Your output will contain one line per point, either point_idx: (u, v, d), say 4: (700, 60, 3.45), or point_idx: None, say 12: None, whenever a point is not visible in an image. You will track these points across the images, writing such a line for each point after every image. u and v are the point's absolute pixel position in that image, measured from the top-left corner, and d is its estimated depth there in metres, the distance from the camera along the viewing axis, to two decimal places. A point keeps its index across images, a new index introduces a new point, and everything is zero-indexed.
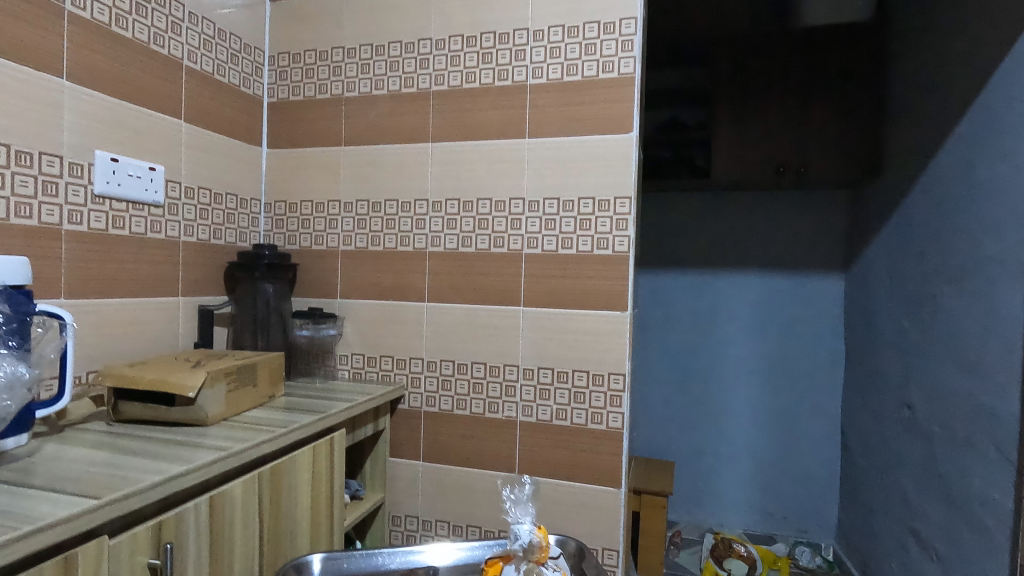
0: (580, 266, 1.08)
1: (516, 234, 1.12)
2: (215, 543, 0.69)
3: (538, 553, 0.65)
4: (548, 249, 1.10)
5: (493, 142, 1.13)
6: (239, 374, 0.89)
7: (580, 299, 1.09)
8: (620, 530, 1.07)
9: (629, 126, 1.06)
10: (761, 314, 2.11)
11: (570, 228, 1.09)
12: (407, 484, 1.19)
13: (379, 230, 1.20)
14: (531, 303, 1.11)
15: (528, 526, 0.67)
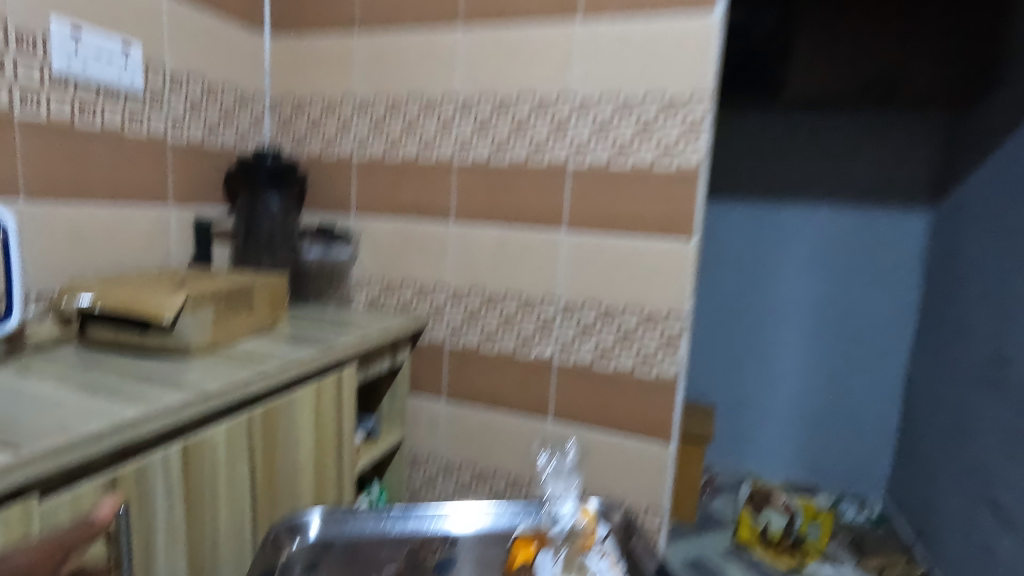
0: (638, 183, 0.89)
1: (560, 142, 0.93)
2: (191, 498, 0.58)
3: (581, 539, 0.56)
4: (600, 161, 0.91)
5: (537, 26, 0.92)
6: (231, 296, 0.76)
7: (635, 223, 0.90)
8: (666, 490, 0.94)
9: (713, 5, 0.82)
10: (829, 252, 1.87)
11: (628, 135, 0.89)
12: (429, 423, 1.08)
13: (398, 136, 1.02)
14: (576, 226, 0.94)
15: (569, 506, 0.58)
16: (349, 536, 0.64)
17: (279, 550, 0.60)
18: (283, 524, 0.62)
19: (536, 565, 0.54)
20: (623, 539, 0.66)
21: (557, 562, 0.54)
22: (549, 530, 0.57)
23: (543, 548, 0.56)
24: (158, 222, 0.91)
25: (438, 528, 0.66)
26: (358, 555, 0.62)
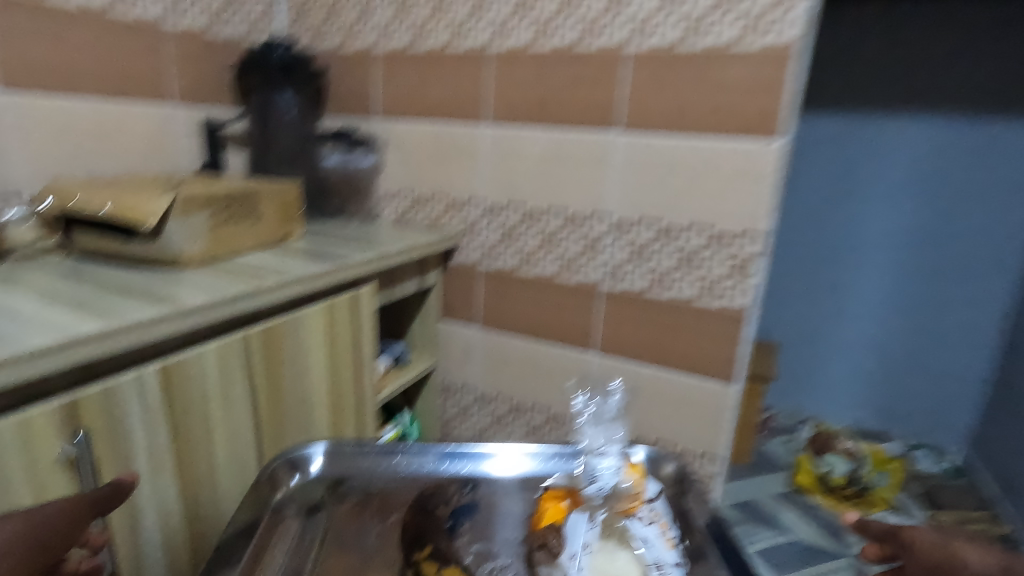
0: (714, 68, 0.71)
1: (617, 19, 0.75)
2: (177, 425, 0.51)
3: (625, 503, 0.46)
4: (666, 42, 0.73)
5: None
6: (232, 204, 0.67)
7: (707, 120, 0.73)
8: (728, 434, 0.82)
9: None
10: (936, 169, 1.57)
11: (704, 5, 0.70)
12: (463, 351, 0.99)
13: (426, 21, 0.87)
14: (634, 126, 0.78)
15: (610, 463, 0.48)
16: (361, 474, 0.58)
17: (277, 485, 0.54)
18: (284, 458, 0.56)
19: (567, 530, 0.46)
20: (676, 497, 0.56)
21: (593, 529, 0.46)
22: (583, 489, 0.47)
23: (575, 510, 0.47)
24: (163, 123, 0.82)
25: (461, 470, 0.58)
26: (367, 496, 0.55)
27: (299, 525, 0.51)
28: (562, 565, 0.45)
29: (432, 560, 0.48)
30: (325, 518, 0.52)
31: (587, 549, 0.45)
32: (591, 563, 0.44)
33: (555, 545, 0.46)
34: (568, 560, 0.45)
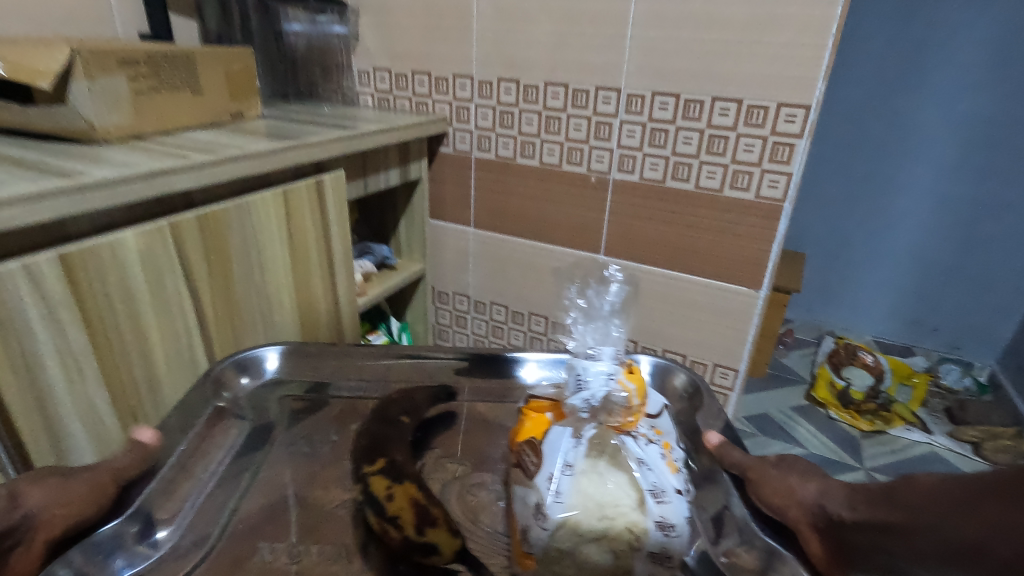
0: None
1: None
2: (93, 323, 0.43)
3: (620, 418, 0.38)
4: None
5: None
6: (158, 66, 0.55)
7: None
8: (747, 345, 0.74)
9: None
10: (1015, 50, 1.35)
11: None
12: (456, 255, 0.90)
13: None
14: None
15: (603, 368, 0.40)
16: (330, 381, 0.51)
17: (225, 389, 0.48)
18: (232, 360, 0.50)
19: (547, 446, 0.37)
20: (687, 411, 0.48)
21: (579, 447, 0.36)
22: (567, 400, 0.39)
23: (559, 424, 0.38)
24: None
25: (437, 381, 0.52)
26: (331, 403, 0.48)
27: (244, 433, 0.45)
28: (538, 486, 0.35)
29: (382, 473, 0.37)
30: (280, 425, 0.46)
31: (572, 467, 0.36)
32: (575, 486, 0.35)
33: (531, 465, 0.37)
34: (547, 481, 0.35)
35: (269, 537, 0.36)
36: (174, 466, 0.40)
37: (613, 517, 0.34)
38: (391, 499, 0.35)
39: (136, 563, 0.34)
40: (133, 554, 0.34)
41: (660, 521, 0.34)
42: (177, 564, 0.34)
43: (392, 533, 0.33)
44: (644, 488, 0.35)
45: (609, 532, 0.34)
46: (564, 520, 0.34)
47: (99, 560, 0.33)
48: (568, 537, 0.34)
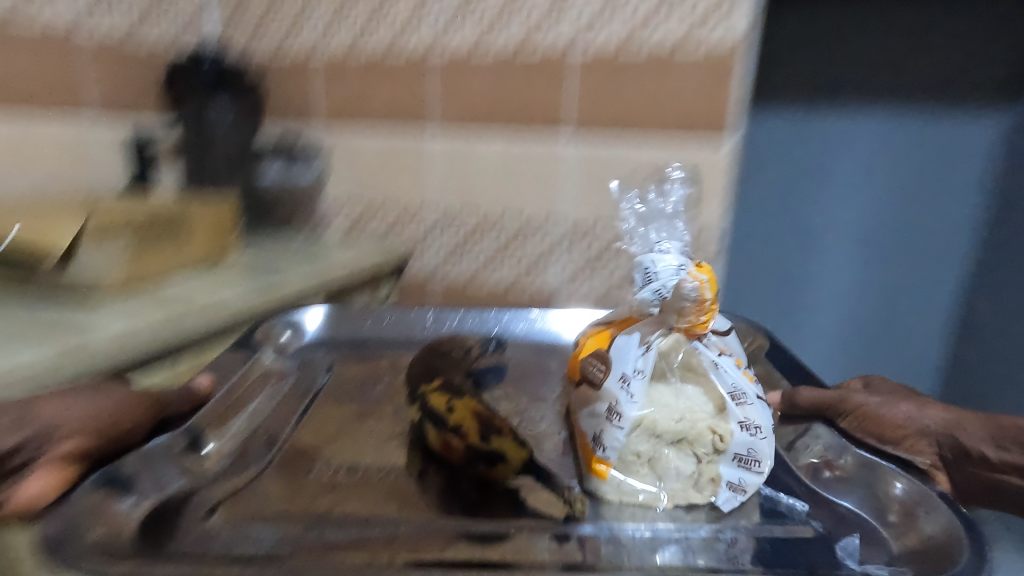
0: (664, 66, 0.72)
1: (558, 25, 0.74)
2: None
3: (691, 316, 0.42)
4: (613, 39, 0.73)
5: None
6: (156, 225, 0.63)
7: (659, 123, 0.75)
8: None
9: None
10: None
11: (647, 11, 0.70)
12: None
13: (364, 25, 0.83)
14: (582, 132, 0.77)
15: (670, 262, 0.43)
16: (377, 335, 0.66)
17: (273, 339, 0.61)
18: (284, 321, 0.63)
19: (614, 355, 0.44)
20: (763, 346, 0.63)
21: (647, 354, 0.43)
22: (638, 295, 0.44)
23: (622, 334, 0.45)
24: (83, 138, 0.76)
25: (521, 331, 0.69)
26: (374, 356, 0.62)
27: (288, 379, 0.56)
28: (608, 391, 0.42)
29: (443, 391, 0.46)
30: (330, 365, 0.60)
31: (640, 372, 0.42)
32: (642, 390, 0.42)
33: (602, 374, 0.43)
34: (619, 385, 0.42)
35: (325, 462, 0.44)
36: (222, 396, 0.49)
37: (691, 420, 0.41)
38: (452, 409, 0.44)
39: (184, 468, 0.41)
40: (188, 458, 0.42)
41: (743, 421, 0.42)
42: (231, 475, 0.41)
43: (455, 440, 0.42)
44: (724, 392, 0.43)
45: (687, 435, 0.41)
46: (637, 420, 0.41)
47: (151, 462, 0.40)
48: (645, 438, 0.41)
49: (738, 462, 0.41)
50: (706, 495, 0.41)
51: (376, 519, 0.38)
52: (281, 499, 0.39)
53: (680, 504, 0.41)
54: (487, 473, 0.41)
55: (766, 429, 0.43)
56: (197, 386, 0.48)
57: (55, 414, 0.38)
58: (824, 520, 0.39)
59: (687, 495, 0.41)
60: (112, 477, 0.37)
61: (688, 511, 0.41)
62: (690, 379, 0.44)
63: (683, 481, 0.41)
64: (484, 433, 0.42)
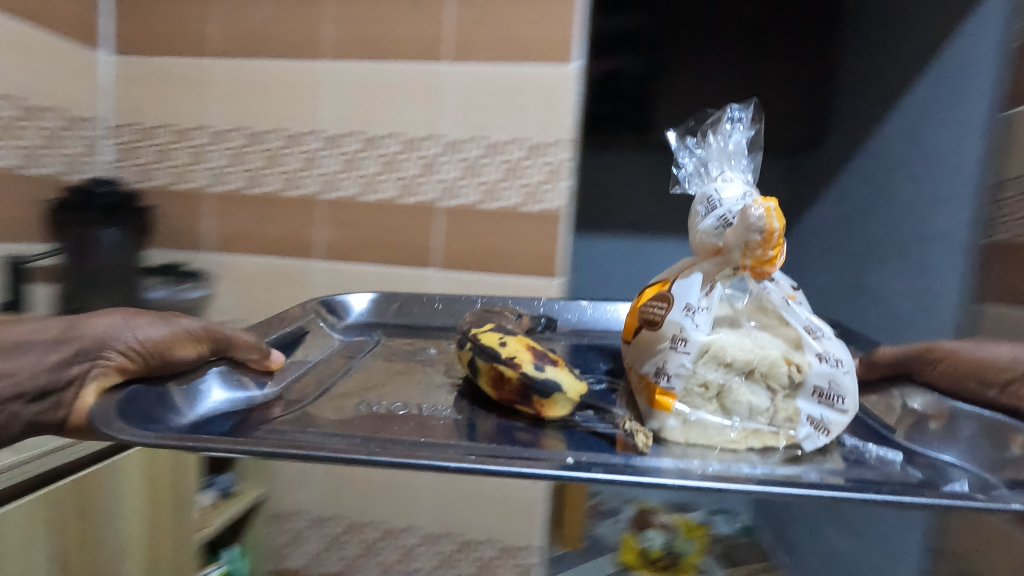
0: (516, 217, 0.89)
1: (429, 181, 0.91)
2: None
3: (758, 251, 0.40)
4: (470, 200, 0.90)
5: (405, 65, 0.89)
6: None
7: (510, 262, 0.90)
8: (537, 526, 0.95)
9: (572, 57, 0.84)
10: None
11: (497, 176, 0.89)
12: (291, 476, 1.02)
13: (260, 168, 0.95)
14: (452, 264, 0.92)
15: (735, 193, 0.44)
16: (412, 314, 0.70)
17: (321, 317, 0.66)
18: (323, 301, 0.68)
19: (678, 291, 0.44)
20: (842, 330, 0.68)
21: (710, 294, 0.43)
22: (703, 224, 0.44)
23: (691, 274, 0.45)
24: None
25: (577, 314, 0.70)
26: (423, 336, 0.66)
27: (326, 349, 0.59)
28: (676, 316, 0.43)
29: (502, 334, 0.47)
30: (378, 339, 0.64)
31: (706, 307, 0.43)
32: (707, 319, 0.42)
33: (660, 312, 0.44)
34: (684, 313, 0.43)
35: (372, 398, 0.47)
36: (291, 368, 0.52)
37: (763, 352, 0.41)
38: (505, 346, 0.45)
39: (240, 389, 0.46)
40: (230, 384, 0.46)
41: (821, 353, 0.41)
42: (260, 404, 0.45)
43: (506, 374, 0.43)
44: (800, 328, 0.42)
45: (757, 367, 0.41)
46: (706, 344, 0.41)
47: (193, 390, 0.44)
48: (715, 362, 0.41)
49: (818, 396, 0.40)
50: (789, 431, 0.40)
51: (437, 435, 0.40)
52: (314, 418, 0.42)
53: (756, 444, 0.40)
54: (538, 412, 0.43)
55: (848, 363, 0.42)
56: (262, 342, 0.50)
57: (109, 331, 0.41)
58: (921, 471, 0.38)
59: (761, 434, 0.40)
60: (144, 397, 0.40)
61: (766, 452, 0.39)
62: (763, 325, 0.43)
63: (766, 412, 0.40)
64: (536, 364, 0.43)
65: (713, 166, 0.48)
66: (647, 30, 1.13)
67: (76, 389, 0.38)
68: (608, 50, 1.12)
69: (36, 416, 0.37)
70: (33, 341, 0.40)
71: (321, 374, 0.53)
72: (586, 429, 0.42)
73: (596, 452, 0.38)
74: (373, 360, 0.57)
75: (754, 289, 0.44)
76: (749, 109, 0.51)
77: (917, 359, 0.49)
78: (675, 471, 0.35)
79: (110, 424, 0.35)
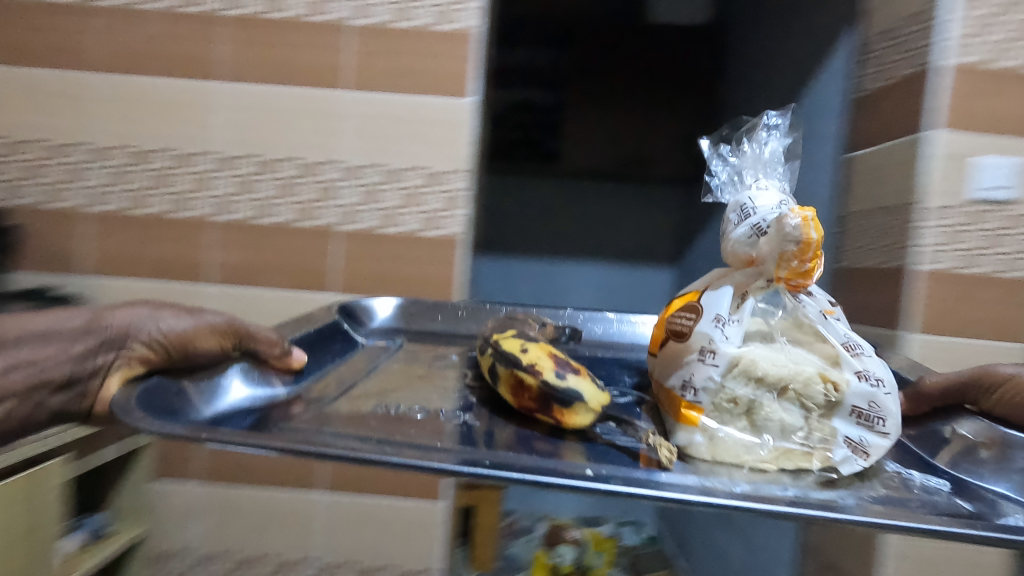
0: (415, 242, 0.92)
1: (327, 206, 0.91)
2: None
3: (789, 263, 0.41)
4: (368, 226, 0.91)
5: (304, 91, 0.90)
6: None
7: (409, 287, 0.93)
8: (438, 548, 0.94)
9: (467, 92, 0.89)
10: None
11: (396, 203, 0.91)
12: (178, 512, 0.96)
13: (147, 188, 0.91)
14: (351, 287, 0.93)
15: (770, 201, 0.44)
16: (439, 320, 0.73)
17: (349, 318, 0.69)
18: (352, 302, 0.70)
19: (706, 303, 0.45)
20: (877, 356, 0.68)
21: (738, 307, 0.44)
22: (737, 228, 0.45)
23: (720, 287, 0.46)
24: None
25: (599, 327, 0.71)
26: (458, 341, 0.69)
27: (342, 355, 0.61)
28: (705, 327, 0.43)
29: (531, 340, 0.47)
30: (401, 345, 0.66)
31: (735, 319, 0.43)
32: (739, 331, 0.43)
33: (688, 324, 0.45)
34: (713, 325, 0.43)
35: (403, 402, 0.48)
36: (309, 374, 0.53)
37: (798, 366, 0.41)
38: (527, 352, 0.44)
39: (263, 387, 0.47)
40: (253, 382, 0.47)
41: (862, 371, 0.41)
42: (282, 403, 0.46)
43: (528, 384, 0.43)
44: (839, 344, 0.43)
45: (790, 383, 0.41)
46: (734, 357, 0.41)
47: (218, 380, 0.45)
48: (744, 379, 0.41)
49: (858, 416, 0.41)
50: (824, 452, 0.40)
51: (450, 441, 0.41)
52: (346, 422, 0.43)
53: (789, 465, 0.40)
54: (558, 421, 0.42)
55: (888, 383, 0.42)
56: (284, 340, 0.51)
57: (135, 321, 0.44)
58: (972, 503, 0.40)
59: (793, 455, 0.40)
60: (163, 390, 0.41)
61: (797, 475, 0.40)
62: (796, 341, 0.44)
63: (802, 428, 0.41)
64: (559, 372, 0.43)
65: (748, 174, 0.49)
66: (555, 65, 1.19)
67: (104, 377, 0.42)
68: (517, 83, 1.19)
69: (60, 406, 0.42)
70: (60, 331, 0.44)
71: (342, 374, 0.55)
72: (607, 442, 0.42)
73: (618, 466, 0.39)
74: (393, 363, 0.59)
75: (788, 303, 0.45)
76: (786, 118, 0.52)
77: (970, 386, 0.49)
78: (699, 487, 0.35)
79: (132, 411, 0.35)
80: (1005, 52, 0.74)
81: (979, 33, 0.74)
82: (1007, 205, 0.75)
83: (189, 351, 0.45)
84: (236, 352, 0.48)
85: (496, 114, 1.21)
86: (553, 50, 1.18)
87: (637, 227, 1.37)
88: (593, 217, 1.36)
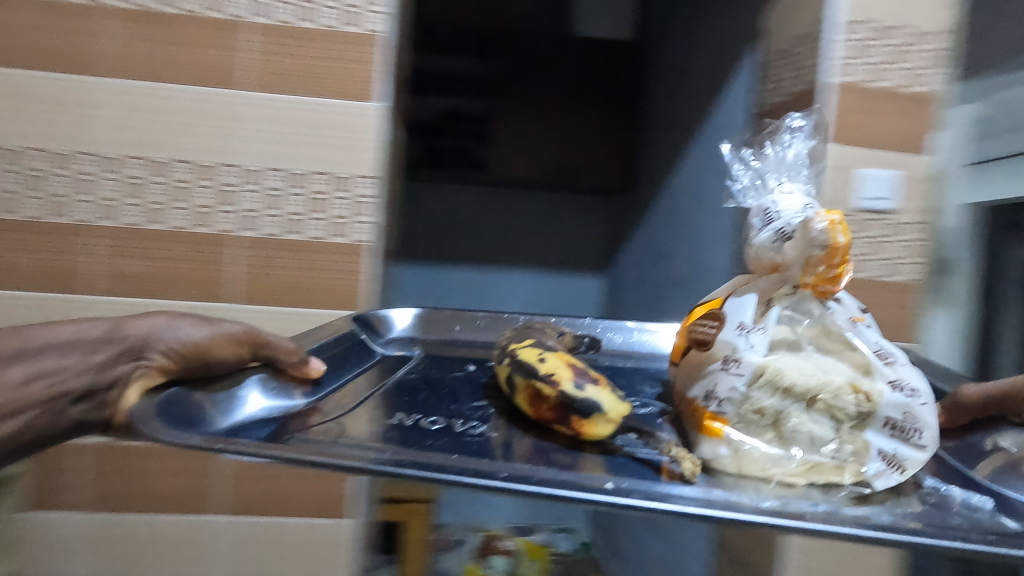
0: (321, 249, 0.81)
1: (224, 213, 0.79)
2: None
3: (813, 271, 0.40)
4: (267, 233, 0.80)
5: (191, 92, 0.77)
6: None
7: (319, 298, 0.82)
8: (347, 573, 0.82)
9: (373, 94, 0.79)
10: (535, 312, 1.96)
11: (299, 209, 0.80)
12: (49, 545, 0.81)
13: (11, 192, 0.77)
14: (253, 297, 0.81)
15: (796, 207, 0.42)
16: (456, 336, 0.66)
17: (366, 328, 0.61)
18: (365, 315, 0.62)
19: (730, 308, 0.43)
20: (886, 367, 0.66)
21: (763, 313, 0.41)
22: (760, 235, 0.43)
23: (737, 295, 0.44)
24: None
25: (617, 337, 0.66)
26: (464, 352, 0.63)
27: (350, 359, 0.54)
28: (728, 335, 0.41)
29: (551, 349, 0.45)
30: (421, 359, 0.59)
31: (760, 327, 0.41)
32: (764, 339, 0.40)
33: (711, 332, 0.43)
34: (737, 332, 0.41)
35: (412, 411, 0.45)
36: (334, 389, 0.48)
37: (827, 377, 0.39)
38: (545, 361, 0.43)
39: (286, 399, 0.44)
40: (275, 394, 0.44)
41: (894, 382, 0.39)
42: (305, 420, 0.42)
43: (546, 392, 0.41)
44: (870, 353, 0.40)
45: (819, 394, 0.38)
46: (759, 367, 0.39)
47: (236, 394, 0.42)
48: (773, 389, 0.39)
49: (892, 428, 0.38)
50: (857, 466, 0.38)
51: (470, 452, 0.38)
52: (348, 430, 0.41)
53: (818, 479, 0.38)
54: (577, 432, 0.40)
55: (925, 394, 0.39)
56: (302, 348, 0.47)
57: (155, 331, 0.41)
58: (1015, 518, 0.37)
59: (823, 468, 0.38)
60: (183, 400, 0.40)
61: (826, 489, 0.38)
62: (826, 351, 0.41)
63: (823, 440, 0.38)
64: (577, 381, 0.41)
65: (771, 177, 0.46)
66: (480, 76, 1.19)
67: (123, 388, 0.39)
68: (444, 92, 1.18)
69: (81, 418, 0.37)
70: (81, 340, 0.41)
71: (360, 387, 0.50)
72: (628, 454, 0.40)
73: (639, 479, 0.36)
74: (414, 374, 0.54)
75: (816, 310, 0.41)
76: (811, 120, 0.50)
77: (1014, 397, 0.46)
78: (712, 502, 0.34)
79: (150, 420, 0.36)
80: (882, 75, 0.78)
81: (860, 55, 0.77)
82: (891, 214, 0.80)
83: (208, 361, 0.42)
84: (255, 362, 0.45)
85: (419, 123, 1.20)
86: (478, 61, 1.19)
87: (561, 240, 1.42)
88: (517, 228, 1.40)
